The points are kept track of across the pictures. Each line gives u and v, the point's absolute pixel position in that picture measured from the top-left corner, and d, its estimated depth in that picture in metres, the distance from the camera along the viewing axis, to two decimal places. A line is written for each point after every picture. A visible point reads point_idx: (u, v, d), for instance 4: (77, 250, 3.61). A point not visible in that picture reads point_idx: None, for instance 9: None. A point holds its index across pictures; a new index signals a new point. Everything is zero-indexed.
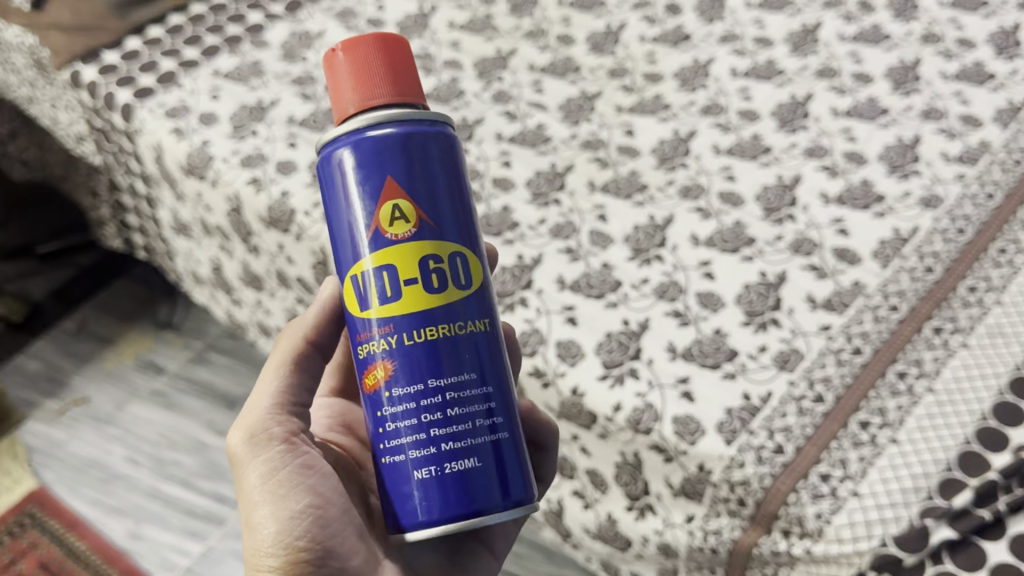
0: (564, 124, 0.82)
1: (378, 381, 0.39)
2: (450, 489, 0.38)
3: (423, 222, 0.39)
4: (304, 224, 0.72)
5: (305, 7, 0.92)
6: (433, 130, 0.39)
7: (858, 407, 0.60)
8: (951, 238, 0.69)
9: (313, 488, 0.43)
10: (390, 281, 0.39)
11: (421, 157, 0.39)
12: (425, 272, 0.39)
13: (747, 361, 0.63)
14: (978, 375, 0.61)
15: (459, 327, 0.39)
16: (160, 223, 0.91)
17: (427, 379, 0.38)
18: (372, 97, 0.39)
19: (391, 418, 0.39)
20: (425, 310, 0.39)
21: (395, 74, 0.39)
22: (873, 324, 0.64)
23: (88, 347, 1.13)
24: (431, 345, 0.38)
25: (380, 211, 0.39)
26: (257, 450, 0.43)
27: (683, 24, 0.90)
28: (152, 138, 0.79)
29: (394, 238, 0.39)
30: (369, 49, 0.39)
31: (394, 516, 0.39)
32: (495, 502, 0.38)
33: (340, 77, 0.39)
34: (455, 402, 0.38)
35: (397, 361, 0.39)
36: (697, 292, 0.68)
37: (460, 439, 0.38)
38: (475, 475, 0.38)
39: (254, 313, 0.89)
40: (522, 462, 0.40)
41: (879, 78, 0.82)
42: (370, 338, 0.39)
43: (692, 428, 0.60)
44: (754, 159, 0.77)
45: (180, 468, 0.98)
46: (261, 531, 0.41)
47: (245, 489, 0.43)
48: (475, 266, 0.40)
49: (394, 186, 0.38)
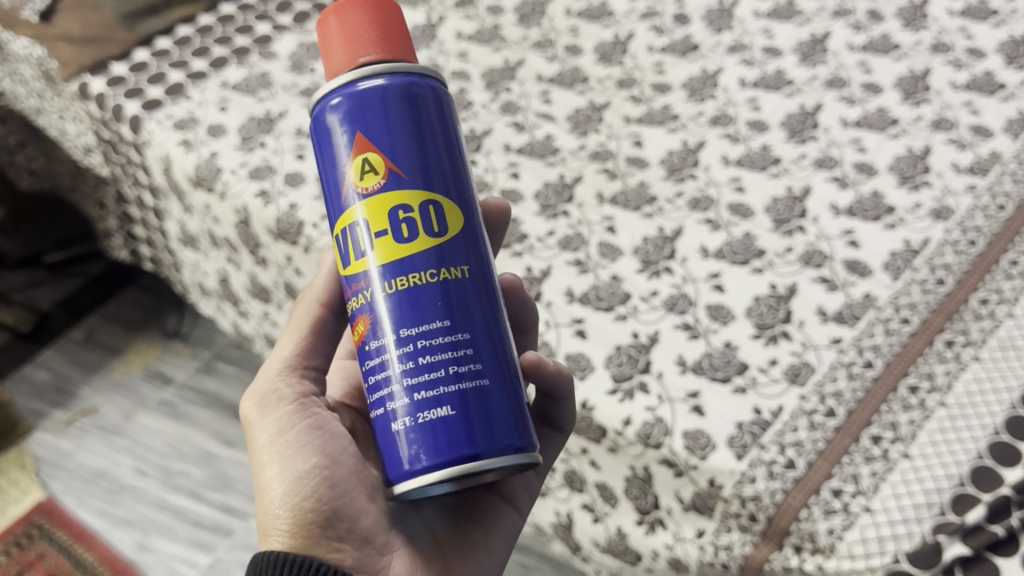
0: (572, 135, 0.82)
1: (363, 335, 0.40)
2: (424, 438, 0.37)
3: (392, 172, 0.39)
4: (312, 236, 0.72)
5: (314, 17, 0.92)
6: (402, 81, 0.39)
7: (870, 421, 0.59)
8: (962, 250, 0.68)
9: (320, 448, 0.44)
10: (364, 234, 0.39)
11: (393, 108, 0.39)
12: (395, 222, 0.39)
13: (758, 375, 0.62)
14: (990, 390, 0.60)
15: (433, 275, 0.38)
16: (167, 235, 0.91)
17: (403, 330, 0.38)
18: (358, 55, 0.39)
19: (374, 372, 0.39)
20: (398, 261, 0.39)
21: (383, 31, 0.39)
22: (885, 337, 0.64)
23: (96, 356, 1.13)
24: (404, 294, 0.38)
25: (352, 166, 0.39)
26: (269, 411, 0.45)
27: (692, 33, 0.90)
28: (160, 150, 0.80)
29: (366, 191, 0.39)
30: (355, 12, 0.39)
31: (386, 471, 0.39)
32: (472, 450, 0.36)
33: (330, 41, 0.40)
34: (428, 351, 0.38)
35: (376, 314, 0.39)
36: (707, 304, 0.67)
37: (434, 388, 0.37)
38: (450, 423, 0.37)
39: (261, 325, 0.88)
40: (507, 410, 0.38)
41: (889, 87, 0.82)
42: (355, 292, 0.40)
43: (702, 442, 0.59)
44: (763, 170, 0.76)
45: (188, 479, 0.98)
46: (271, 491, 0.43)
47: (258, 451, 0.45)
48: (452, 212, 0.39)
49: (363, 139, 0.39)
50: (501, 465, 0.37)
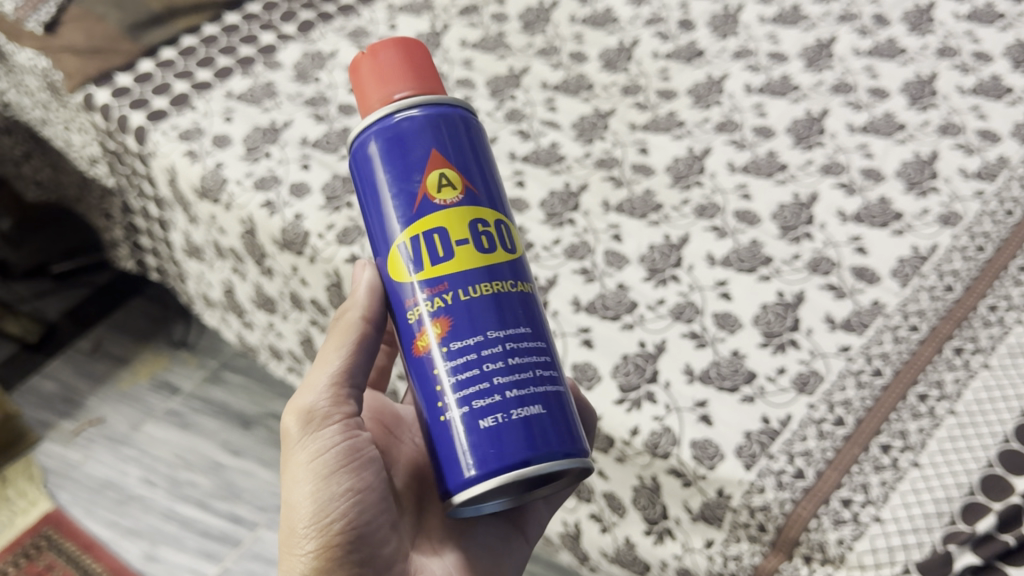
0: (578, 143, 0.81)
1: (435, 339, 0.40)
2: (515, 436, 0.38)
3: (468, 189, 0.41)
4: (318, 246, 0.72)
5: (318, 27, 0.92)
6: (458, 112, 0.42)
7: (879, 430, 0.59)
8: (971, 256, 0.68)
9: (356, 472, 0.44)
10: (441, 241, 0.40)
11: (456, 136, 0.41)
12: (476, 234, 0.41)
13: (766, 384, 0.62)
14: (1000, 398, 0.60)
15: (513, 284, 0.41)
16: (172, 246, 0.91)
17: (487, 331, 0.39)
18: (392, 91, 0.42)
19: (451, 373, 0.39)
20: (480, 268, 0.40)
21: (411, 69, 0.42)
22: (893, 344, 0.63)
23: (104, 366, 1.13)
24: (489, 298, 0.40)
25: (427, 179, 0.41)
26: (311, 424, 0.43)
27: (697, 40, 0.90)
28: (165, 161, 0.79)
29: (442, 203, 0.41)
30: (387, 54, 0.42)
31: (461, 471, 0.38)
32: (561, 448, 0.38)
33: (364, 81, 0.42)
34: (515, 352, 0.39)
35: (456, 317, 0.39)
36: (714, 313, 0.67)
37: (524, 387, 0.39)
38: (544, 419, 0.38)
39: (267, 336, 0.88)
40: (575, 414, 0.41)
41: (895, 92, 0.82)
42: (426, 298, 0.40)
43: (711, 452, 0.59)
44: (770, 176, 0.76)
45: (195, 488, 0.98)
46: (299, 508, 0.43)
47: (290, 463, 0.44)
48: (512, 236, 0.43)
49: (438, 156, 0.41)
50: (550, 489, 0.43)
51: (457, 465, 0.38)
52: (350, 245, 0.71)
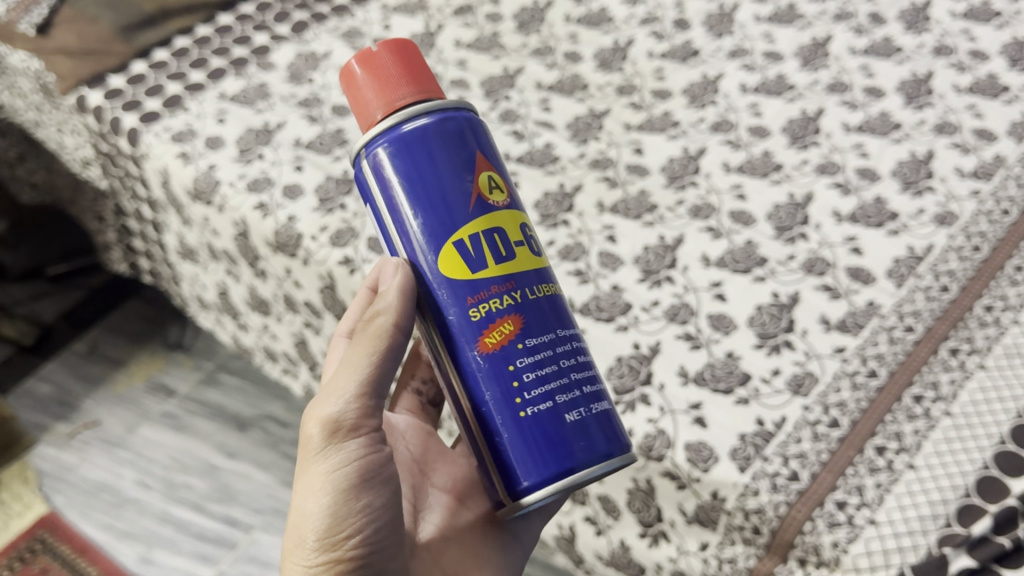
0: (572, 143, 0.81)
1: (508, 335, 0.41)
2: (598, 429, 0.41)
3: (508, 194, 0.43)
4: (311, 248, 0.71)
5: (312, 28, 0.92)
6: (472, 113, 0.43)
7: (874, 432, 0.59)
8: (967, 256, 0.68)
9: (376, 489, 0.43)
10: (501, 241, 0.41)
11: (485, 141, 0.43)
12: (524, 237, 0.43)
13: (761, 386, 0.62)
14: (995, 399, 0.60)
15: (555, 288, 0.43)
16: (166, 248, 0.91)
17: (556, 330, 0.42)
18: (396, 97, 0.41)
19: (531, 369, 0.40)
20: (535, 270, 0.42)
21: (407, 69, 0.42)
22: (889, 345, 0.63)
23: (99, 369, 1.12)
24: (548, 299, 0.42)
25: (480, 179, 0.41)
26: (336, 436, 0.42)
27: (692, 39, 0.89)
28: (158, 163, 0.79)
29: (494, 204, 0.42)
30: (383, 59, 0.42)
31: (553, 463, 0.39)
32: (622, 444, 0.42)
33: (362, 90, 0.42)
34: (576, 351, 0.42)
35: (527, 315, 0.41)
36: (709, 314, 0.67)
37: (593, 385, 0.42)
38: (608, 414, 0.42)
39: (261, 338, 0.88)
40: None
41: (891, 91, 0.81)
42: (492, 296, 0.41)
43: (705, 454, 0.59)
44: (765, 177, 0.76)
45: (191, 491, 0.97)
46: (312, 522, 0.41)
47: (307, 473, 0.42)
48: None
49: (483, 159, 0.42)
50: None
51: (544, 458, 0.40)
52: (343, 248, 0.70)
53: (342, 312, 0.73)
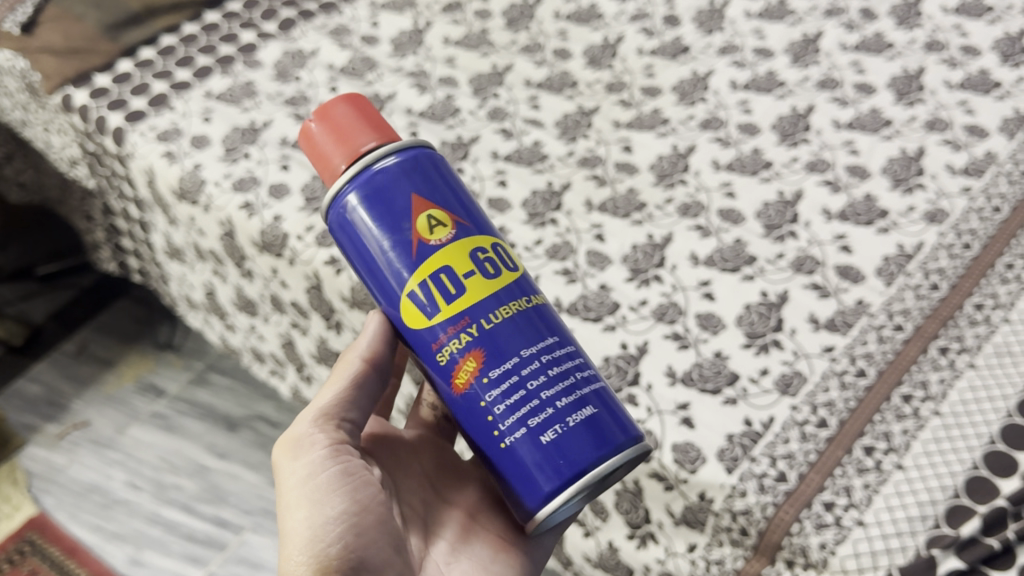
0: (561, 141, 0.80)
1: (473, 372, 0.40)
2: (581, 439, 0.39)
3: (457, 223, 0.42)
4: (297, 248, 0.71)
5: (299, 25, 0.91)
6: (424, 151, 0.43)
7: (863, 432, 0.58)
8: (957, 254, 0.67)
9: (351, 495, 0.43)
10: (450, 279, 0.40)
11: (426, 176, 0.42)
12: (479, 262, 0.41)
13: (749, 386, 0.62)
14: (986, 397, 0.59)
15: (527, 300, 0.41)
16: (154, 247, 0.90)
17: (521, 351, 0.40)
18: (359, 142, 0.42)
19: (500, 401, 0.40)
20: (494, 293, 0.41)
21: (365, 118, 0.43)
22: (877, 344, 0.63)
23: (88, 369, 1.12)
24: (516, 317, 0.40)
25: (417, 223, 0.41)
26: (301, 450, 0.43)
27: (682, 35, 0.89)
28: (144, 162, 0.79)
29: (439, 242, 0.41)
30: (339, 111, 0.43)
31: (540, 488, 0.39)
32: (625, 438, 0.40)
33: (323, 145, 0.43)
34: (551, 363, 0.40)
35: (486, 347, 0.40)
36: (697, 313, 0.66)
37: (574, 393, 0.40)
38: (598, 419, 0.40)
39: (249, 338, 0.87)
40: (619, 406, 0.42)
41: (882, 88, 0.81)
42: (450, 338, 0.40)
43: (692, 456, 0.59)
44: (754, 175, 0.75)
45: (181, 492, 0.97)
46: (292, 535, 0.41)
47: (283, 494, 0.43)
48: (510, 254, 0.43)
49: (421, 200, 0.41)
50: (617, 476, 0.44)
51: (534, 484, 0.39)
52: (329, 248, 0.70)
53: (328, 312, 0.73)
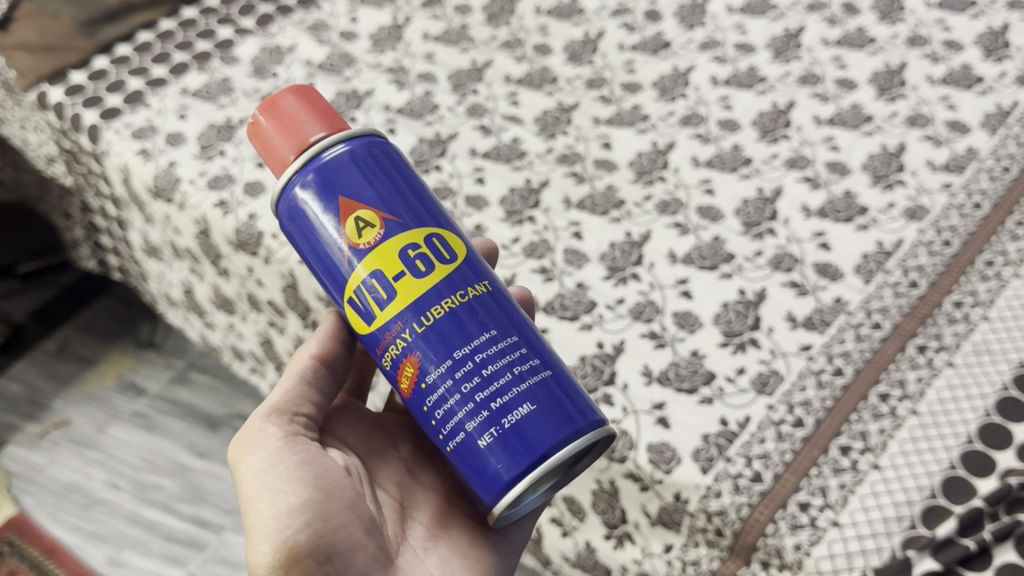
0: (540, 138, 0.79)
1: (413, 378, 0.39)
2: (519, 441, 0.37)
3: (388, 221, 0.40)
4: (272, 247, 0.70)
5: (277, 21, 0.90)
6: (367, 141, 0.42)
7: (839, 432, 0.58)
8: (937, 251, 0.67)
9: (312, 482, 0.42)
10: (381, 283, 0.39)
11: (357, 172, 0.40)
12: (409, 261, 0.40)
13: (725, 385, 0.61)
14: (964, 397, 0.59)
15: (463, 295, 0.40)
16: (131, 245, 0.89)
17: (455, 352, 0.38)
18: (305, 136, 0.41)
19: (440, 404, 0.39)
20: (427, 293, 0.39)
21: (313, 110, 0.42)
22: (855, 342, 0.62)
23: (69, 368, 1.11)
24: (449, 317, 0.39)
25: (346, 228, 0.40)
26: (255, 445, 0.43)
27: (663, 31, 0.88)
28: (119, 160, 0.78)
29: (368, 245, 0.40)
30: (286, 103, 0.41)
31: (486, 491, 0.38)
32: (579, 426, 0.38)
33: (269, 138, 0.42)
34: (486, 361, 0.38)
35: (421, 351, 0.39)
36: (674, 312, 0.66)
37: (511, 390, 0.38)
38: (538, 415, 0.38)
39: (227, 337, 0.87)
40: (575, 389, 0.40)
41: (863, 83, 0.80)
42: (389, 342, 0.40)
43: (667, 456, 0.58)
44: (734, 171, 0.75)
45: (161, 492, 0.96)
46: (258, 528, 0.41)
47: (243, 489, 0.42)
48: (455, 240, 0.41)
49: (348, 201, 0.40)
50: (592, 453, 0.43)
51: (480, 485, 0.38)
52: None
53: (304, 311, 0.73)
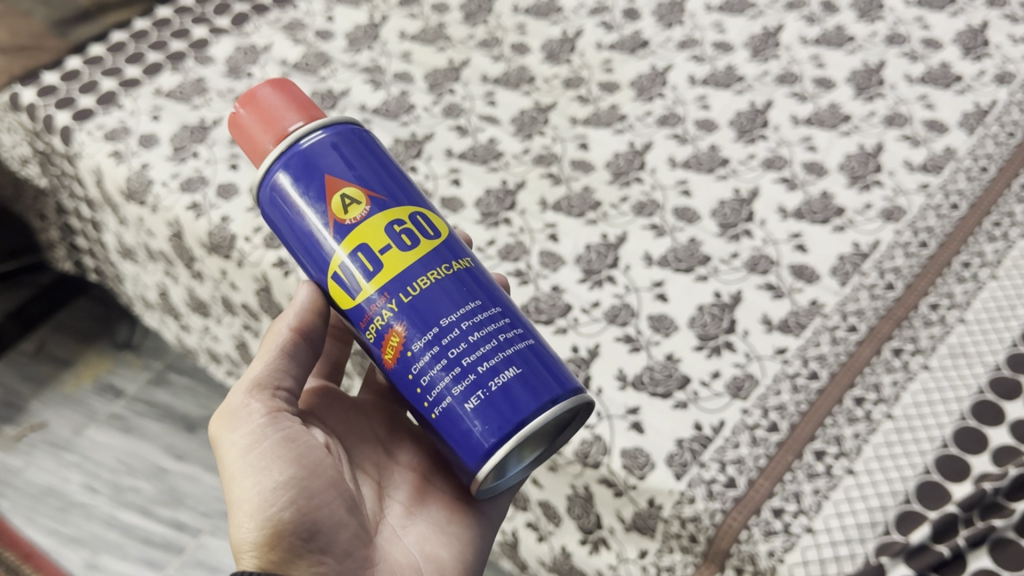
0: (516, 138, 0.79)
1: (398, 347, 0.40)
2: (502, 405, 0.38)
3: (373, 198, 0.41)
4: (245, 250, 0.70)
5: (252, 20, 0.90)
6: (347, 127, 0.43)
7: (814, 436, 0.58)
8: (913, 252, 0.67)
9: (296, 460, 0.42)
10: (367, 257, 0.40)
11: (338, 154, 0.41)
12: (395, 235, 0.40)
13: (700, 389, 0.61)
14: (939, 401, 0.59)
15: (448, 268, 0.40)
16: (106, 247, 0.88)
17: (441, 320, 0.39)
18: (283, 125, 0.42)
19: (425, 372, 0.39)
20: (412, 265, 0.40)
21: (291, 98, 0.43)
22: (830, 346, 0.62)
23: (46, 369, 1.10)
24: (435, 287, 0.40)
25: (331, 205, 0.41)
26: (238, 422, 0.42)
27: (641, 29, 0.88)
28: (91, 162, 0.77)
29: (353, 221, 0.40)
30: (264, 94, 0.42)
31: (469, 456, 0.38)
32: (559, 390, 0.39)
33: (249, 128, 0.42)
34: (472, 328, 0.39)
35: (407, 321, 0.39)
36: (649, 315, 0.65)
37: (494, 356, 0.39)
38: (521, 380, 0.39)
39: (203, 340, 0.86)
40: (553, 360, 0.41)
41: (842, 82, 0.80)
42: (374, 314, 0.40)
43: (641, 461, 0.57)
44: (711, 172, 0.74)
45: (138, 495, 0.96)
46: (243, 506, 0.40)
47: (225, 467, 0.42)
48: (437, 219, 0.42)
49: (333, 180, 0.41)
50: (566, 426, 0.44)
51: (463, 451, 0.39)
52: (277, 249, 0.69)
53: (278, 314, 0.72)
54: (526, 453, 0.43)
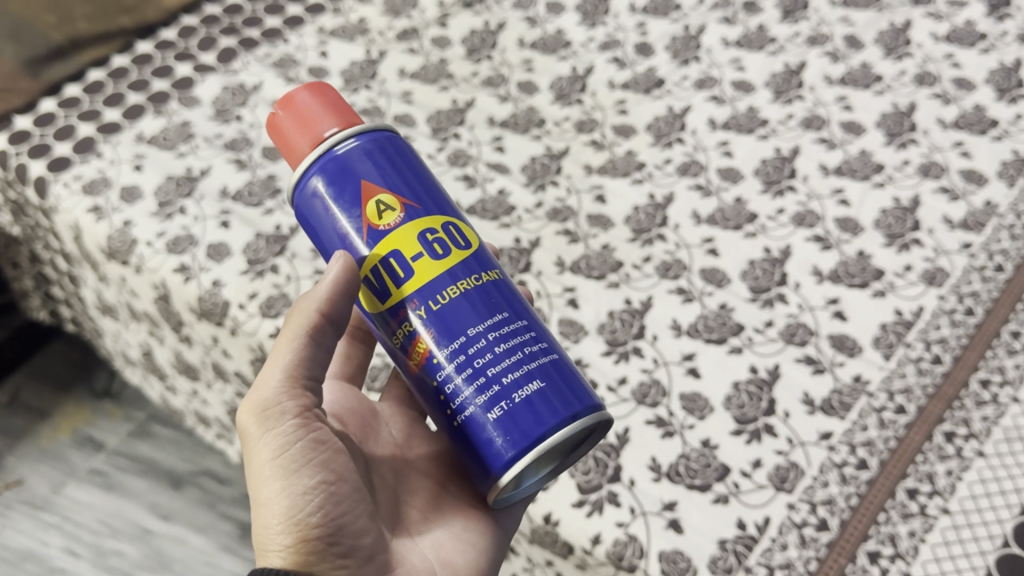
0: (528, 190, 0.74)
1: (424, 355, 0.37)
2: (525, 418, 0.35)
3: (407, 206, 0.39)
4: (239, 318, 0.64)
5: (240, 55, 0.84)
6: (385, 134, 0.40)
7: (868, 534, 0.53)
8: (959, 320, 0.62)
9: (326, 464, 0.37)
10: (397, 263, 0.38)
11: (373, 162, 0.39)
12: (427, 243, 0.38)
13: (740, 480, 0.56)
14: (997, 492, 0.55)
15: (477, 279, 0.38)
16: (84, 301, 0.83)
17: (467, 330, 0.37)
18: (320, 129, 0.39)
19: (449, 379, 0.37)
20: (443, 274, 0.38)
21: (331, 103, 0.40)
22: (878, 430, 0.58)
23: (19, 422, 1.04)
24: (465, 296, 0.37)
25: (365, 210, 0.38)
26: (267, 417, 0.37)
27: (655, 66, 0.83)
28: (69, 217, 0.71)
29: (387, 228, 0.38)
30: (302, 97, 0.40)
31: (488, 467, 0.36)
32: (581, 406, 0.36)
33: (284, 131, 0.40)
34: (499, 339, 0.37)
35: (433, 329, 0.37)
36: (682, 394, 0.61)
37: (519, 368, 0.36)
38: (546, 394, 0.36)
39: (191, 401, 0.81)
40: (579, 377, 0.38)
41: (872, 127, 0.75)
42: (402, 321, 0.38)
43: (682, 566, 0.52)
44: (738, 228, 0.70)
45: (122, 559, 0.90)
46: (268, 507, 0.36)
47: (251, 462, 0.37)
48: (468, 230, 0.40)
49: (368, 185, 0.38)
50: (589, 444, 0.41)
51: (482, 461, 0.36)
52: (275, 318, 0.64)
53: None
54: (543, 466, 0.40)
